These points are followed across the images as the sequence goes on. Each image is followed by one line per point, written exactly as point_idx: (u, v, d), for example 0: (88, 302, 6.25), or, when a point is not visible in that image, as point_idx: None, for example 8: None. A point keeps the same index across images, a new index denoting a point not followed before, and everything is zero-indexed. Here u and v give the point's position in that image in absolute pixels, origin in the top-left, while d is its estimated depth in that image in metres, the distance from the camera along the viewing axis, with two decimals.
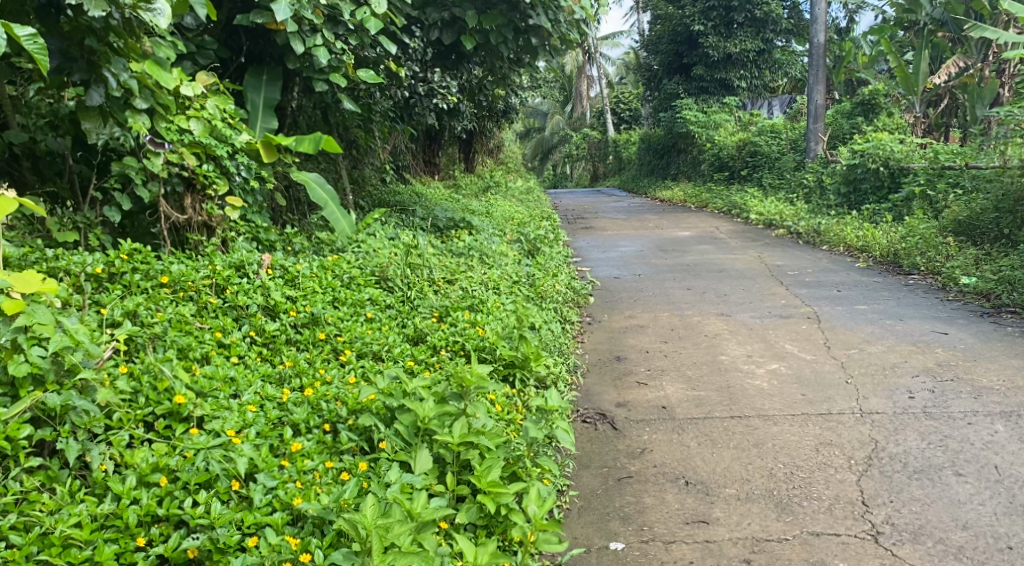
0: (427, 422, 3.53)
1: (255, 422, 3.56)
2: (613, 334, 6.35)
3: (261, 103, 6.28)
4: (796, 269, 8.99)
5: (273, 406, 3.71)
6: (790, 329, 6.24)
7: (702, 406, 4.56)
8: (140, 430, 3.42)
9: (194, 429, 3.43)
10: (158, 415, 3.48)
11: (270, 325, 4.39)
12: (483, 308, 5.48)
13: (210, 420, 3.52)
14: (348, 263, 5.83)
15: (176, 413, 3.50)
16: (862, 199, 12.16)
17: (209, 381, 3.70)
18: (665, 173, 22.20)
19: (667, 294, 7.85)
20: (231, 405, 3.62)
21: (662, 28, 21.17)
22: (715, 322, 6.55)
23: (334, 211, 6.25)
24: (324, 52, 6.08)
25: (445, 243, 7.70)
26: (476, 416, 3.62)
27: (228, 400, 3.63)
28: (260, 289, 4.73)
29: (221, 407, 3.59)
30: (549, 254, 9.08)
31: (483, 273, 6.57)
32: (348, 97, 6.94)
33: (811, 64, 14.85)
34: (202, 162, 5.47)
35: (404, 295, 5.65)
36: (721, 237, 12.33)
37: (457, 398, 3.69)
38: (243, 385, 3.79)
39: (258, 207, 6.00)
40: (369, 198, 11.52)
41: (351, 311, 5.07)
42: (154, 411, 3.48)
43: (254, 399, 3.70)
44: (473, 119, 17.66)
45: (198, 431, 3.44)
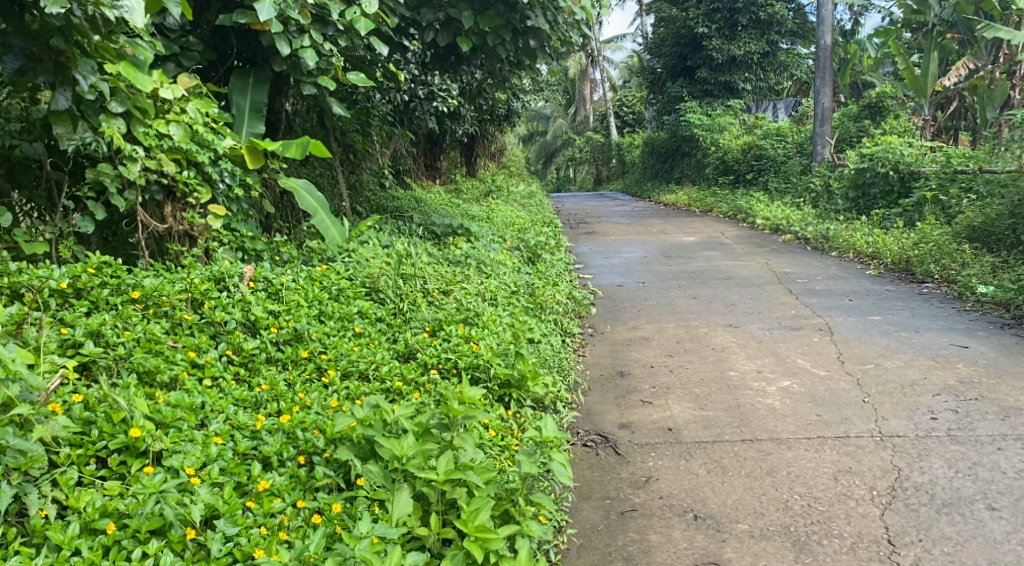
0: (407, 462, 3.22)
1: (219, 457, 3.29)
2: (616, 347, 6.07)
3: (247, 107, 6.01)
4: (805, 277, 8.71)
5: (243, 437, 3.44)
6: (802, 342, 5.95)
7: (711, 428, 4.28)
8: (92, 466, 3.15)
9: (150, 467, 3.16)
10: (112, 450, 3.21)
11: (248, 343, 4.12)
12: (478, 322, 5.19)
13: (170, 454, 3.25)
14: (339, 273, 5.56)
15: (132, 448, 3.22)
16: (871, 204, 11.87)
17: (172, 410, 3.41)
18: (669, 177, 21.91)
19: (671, 303, 7.56)
20: (196, 437, 3.35)
21: (665, 31, 20.90)
22: (723, 335, 6.27)
23: (323, 219, 6.04)
24: (311, 53, 5.83)
25: (442, 250, 7.43)
26: (463, 450, 3.34)
27: (192, 431, 3.37)
28: (240, 302, 4.46)
29: (184, 440, 3.32)
30: (550, 262, 8.81)
31: (480, 283, 6.29)
32: (338, 101, 6.68)
33: (818, 66, 14.56)
34: (182, 169, 5.21)
35: (396, 307, 5.37)
36: (727, 242, 12.05)
37: (443, 429, 3.40)
38: (212, 413, 3.52)
39: (243, 216, 5.73)
40: (367, 204, 11.26)
41: (338, 326, 4.80)
42: (108, 445, 3.20)
43: (223, 429, 3.43)
44: (474, 122, 17.41)
45: (154, 469, 3.17)
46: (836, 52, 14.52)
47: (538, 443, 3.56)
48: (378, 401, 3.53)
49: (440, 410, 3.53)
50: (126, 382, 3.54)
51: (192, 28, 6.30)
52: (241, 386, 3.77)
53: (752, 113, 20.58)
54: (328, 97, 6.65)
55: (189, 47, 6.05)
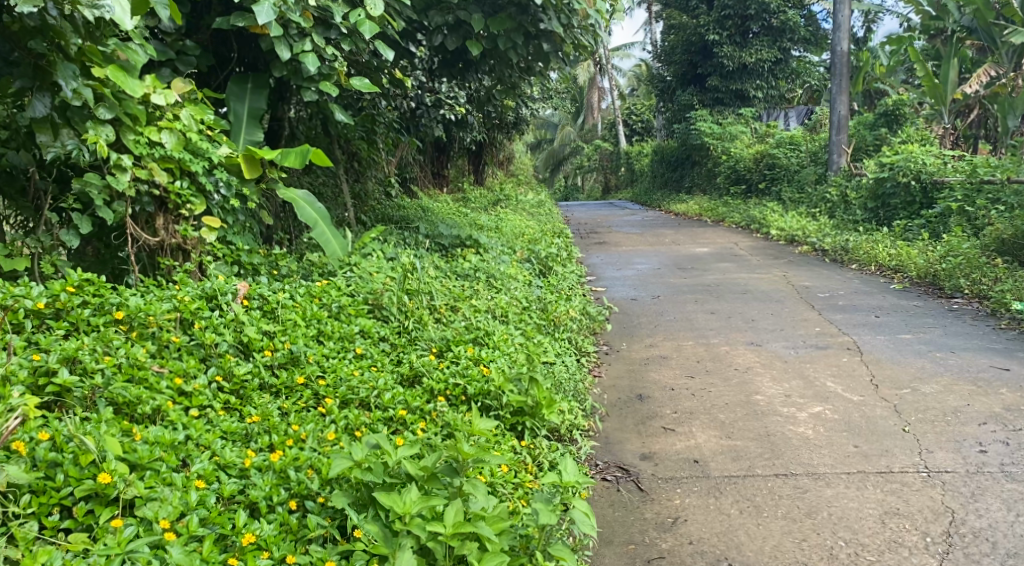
0: (409, 520, 2.90)
1: (199, 505, 3.00)
2: (633, 367, 5.74)
3: (245, 114, 5.72)
4: (827, 291, 8.39)
5: (229, 477, 3.15)
6: (831, 363, 5.62)
7: (741, 461, 3.96)
8: (56, 517, 2.86)
9: (119, 520, 2.87)
10: (79, 498, 2.92)
11: (240, 368, 3.84)
12: (489, 342, 4.86)
13: (144, 502, 2.95)
14: (340, 289, 5.28)
15: (102, 495, 2.93)
16: (891, 215, 11.54)
17: (150, 450, 3.12)
18: (679, 186, 21.58)
19: (689, 319, 7.24)
20: (175, 480, 3.06)
21: (675, 39, 20.59)
22: (746, 354, 5.94)
23: (325, 231, 5.73)
24: (313, 58, 5.51)
25: (449, 263, 7.13)
26: (472, 498, 3.04)
27: (171, 473, 3.07)
28: (233, 322, 4.18)
29: (162, 483, 3.04)
30: (561, 275, 8.50)
31: (490, 298, 5.99)
32: (342, 108, 6.36)
33: (834, 73, 14.24)
34: (176, 179, 4.92)
35: (401, 325, 5.09)
36: (742, 253, 11.73)
37: (450, 474, 3.09)
38: (195, 450, 3.23)
39: (240, 228, 5.43)
40: (372, 214, 10.96)
41: (338, 347, 4.51)
42: (74, 492, 2.92)
43: (206, 470, 3.14)
44: (483, 129, 17.12)
45: (124, 521, 2.88)
46: (852, 59, 14.20)
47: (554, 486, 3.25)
48: (378, 439, 3.23)
49: (446, 451, 3.23)
50: (103, 415, 3.25)
51: (189, 32, 6.03)
52: (231, 417, 3.48)
53: (764, 121, 20.26)
54: (331, 103, 6.33)
55: (186, 51, 5.77)
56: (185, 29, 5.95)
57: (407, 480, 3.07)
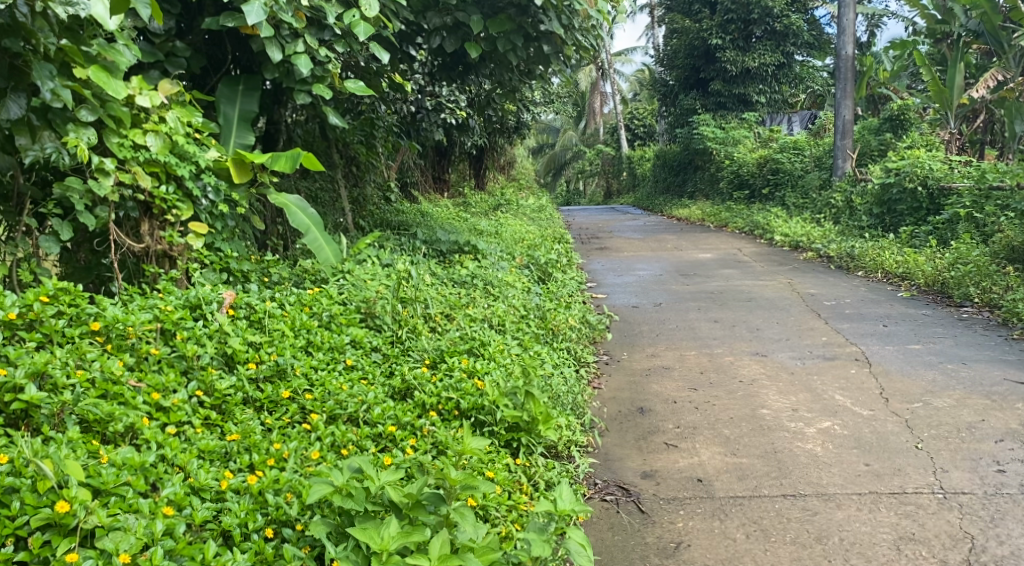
0: (390, 554, 2.74)
1: (166, 535, 2.83)
2: (634, 378, 5.57)
3: (235, 117, 5.53)
4: (833, 299, 8.23)
5: (202, 502, 3.00)
6: (839, 375, 5.45)
7: (747, 480, 3.80)
8: (11, 548, 2.69)
9: (77, 553, 2.69)
10: (35, 527, 2.75)
11: (222, 383, 3.68)
12: (484, 353, 4.68)
13: (105, 533, 2.78)
14: (332, 296, 5.12)
15: (61, 524, 2.76)
16: (898, 221, 11.36)
17: (117, 474, 2.95)
18: (681, 191, 21.40)
19: (692, 328, 7.06)
20: (141, 506, 2.88)
21: (677, 43, 20.44)
22: (751, 366, 5.77)
23: (317, 237, 5.53)
24: (305, 60, 5.39)
25: (447, 269, 6.97)
26: (460, 526, 2.89)
27: (138, 498, 2.90)
28: (218, 333, 4.04)
29: (129, 509, 2.87)
30: (561, 281, 8.34)
31: (487, 306, 5.82)
32: (335, 111, 6.19)
33: (839, 77, 14.07)
34: (161, 184, 4.76)
35: (393, 335, 4.93)
36: (745, 259, 11.57)
37: (437, 502, 2.94)
38: (167, 473, 3.07)
39: (229, 233, 5.27)
40: (370, 218, 10.80)
41: (328, 358, 4.34)
42: (31, 521, 2.74)
43: (177, 494, 2.97)
44: (483, 134, 16.96)
45: (83, 553, 2.71)
46: (857, 63, 14.03)
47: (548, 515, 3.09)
48: (361, 463, 3.07)
49: (432, 476, 3.08)
50: (71, 436, 3.09)
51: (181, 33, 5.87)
52: (209, 435, 3.32)
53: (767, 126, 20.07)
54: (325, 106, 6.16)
55: (176, 53, 5.62)
56: (176, 30, 5.80)
57: (390, 508, 2.93)
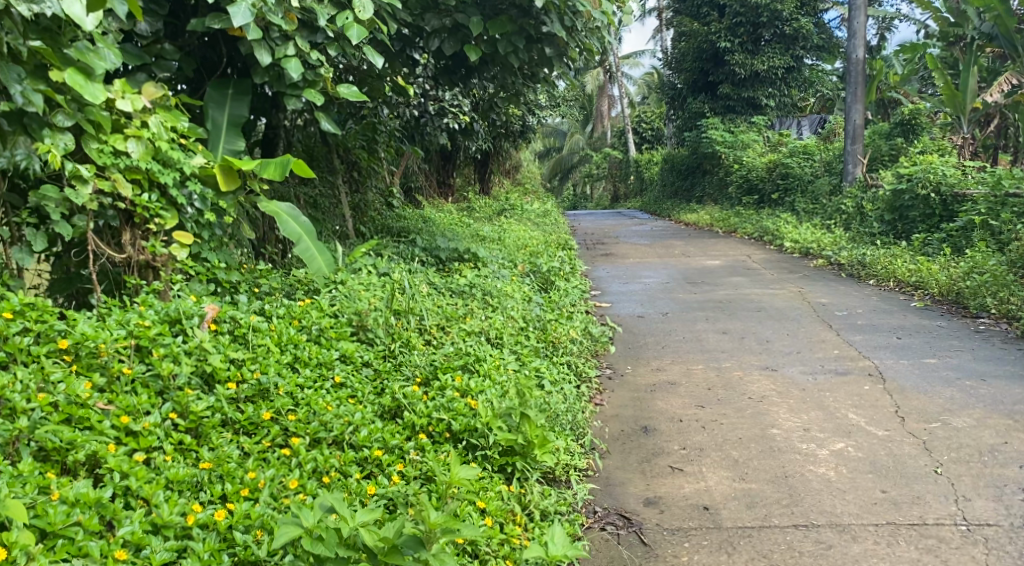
0: None
1: None
2: (637, 395, 5.37)
3: (224, 122, 5.30)
4: (845, 310, 8.01)
5: (163, 542, 2.89)
6: (853, 392, 5.22)
7: (756, 508, 3.60)
8: None
9: None
10: None
11: (198, 404, 3.48)
12: (480, 370, 4.47)
13: None
14: (323, 307, 4.92)
15: None
16: (910, 228, 11.12)
17: (68, 513, 2.83)
18: (690, 196, 21.17)
19: (699, 340, 6.85)
20: (93, 550, 2.78)
21: (686, 46, 20.21)
22: (760, 382, 5.55)
23: (309, 246, 5.31)
24: (296, 64, 5.20)
25: (446, 278, 6.78)
26: None
27: (89, 541, 2.80)
28: (197, 349, 3.80)
29: (80, 553, 2.77)
30: (564, 290, 8.15)
31: (486, 318, 5.63)
32: (327, 117, 5.99)
33: (849, 81, 13.84)
34: (143, 191, 4.55)
35: (386, 349, 4.73)
36: (753, 266, 11.35)
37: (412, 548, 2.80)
38: (125, 509, 2.95)
39: (217, 242, 5.05)
40: (372, 225, 10.62)
41: (316, 374, 4.13)
42: None
43: (136, 533, 2.87)
44: (488, 138, 16.80)
45: None
46: (868, 66, 13.79)
47: (540, 558, 3.09)
48: (334, 504, 2.94)
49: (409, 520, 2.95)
50: (25, 468, 2.97)
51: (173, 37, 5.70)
52: (179, 464, 3.17)
53: (776, 130, 19.82)
54: (316, 112, 5.97)
55: (164, 56, 5.43)
56: (166, 33, 5.62)
57: (364, 553, 2.81)
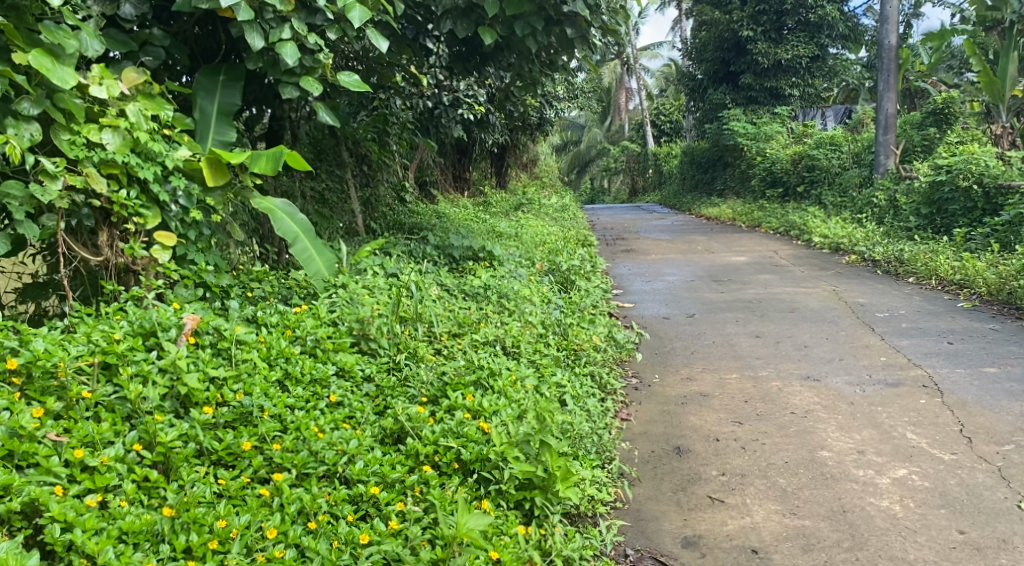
0: None
1: None
2: (668, 409, 4.90)
3: (214, 112, 4.82)
4: (886, 310, 7.53)
5: None
6: (908, 407, 4.73)
7: (815, 552, 3.25)
8: None
9: None
10: None
11: (167, 432, 3.03)
12: (494, 387, 3.98)
13: None
14: (322, 311, 4.48)
15: None
16: (950, 223, 10.57)
17: None
18: (710, 189, 20.63)
19: (731, 345, 6.36)
20: None
21: (706, 36, 19.64)
22: (804, 395, 5.06)
23: (307, 246, 4.88)
24: (291, 48, 4.72)
25: (459, 279, 6.33)
26: None
27: None
28: (171, 365, 3.30)
29: None
30: (584, 290, 7.67)
31: (502, 324, 5.19)
32: (326, 108, 5.49)
33: (881, 69, 13.26)
34: (121, 188, 4.07)
35: (389, 362, 4.27)
36: (782, 263, 10.84)
37: None
38: None
39: (206, 243, 4.61)
40: (383, 221, 10.18)
41: (309, 394, 3.66)
42: None
43: None
44: (505, 131, 16.32)
45: None
46: (901, 52, 13.21)
47: None
48: None
49: None
50: None
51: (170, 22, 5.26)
52: (137, 508, 2.78)
53: (800, 121, 19.24)
54: (313, 102, 5.47)
55: (151, 41, 4.96)
56: (158, 18, 5.17)
57: None
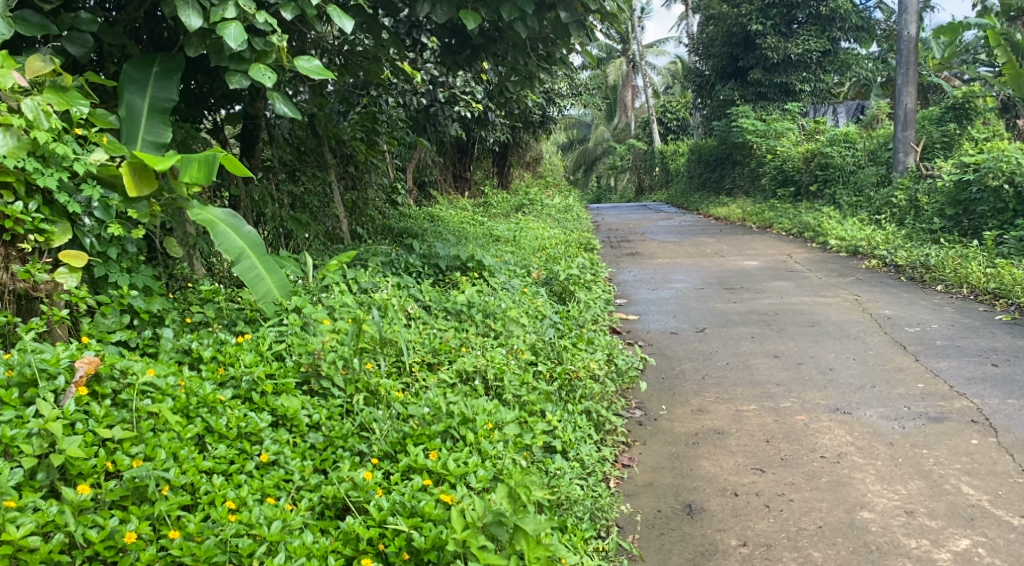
0: None
1: None
2: (677, 450, 4.24)
3: (144, 109, 4.11)
4: (917, 325, 6.84)
5: None
6: (959, 449, 4.04)
7: None
8: None
9: None
10: None
11: (22, 523, 2.61)
12: (465, 439, 3.32)
13: None
14: (264, 342, 3.79)
15: None
16: (979, 225, 9.85)
17: None
18: (719, 188, 19.92)
19: (747, 369, 5.66)
20: None
21: (714, 30, 18.92)
22: (834, 432, 4.37)
23: (255, 264, 4.14)
24: (235, 29, 3.88)
25: (442, 294, 5.66)
26: None
27: None
28: (47, 430, 2.85)
29: None
30: (583, 302, 7.00)
31: (483, 352, 4.52)
32: (287, 99, 4.60)
33: (900, 61, 12.49)
34: (18, 200, 3.43)
35: (343, 405, 3.56)
36: (797, 267, 10.14)
37: None
38: None
39: (131, 262, 3.94)
40: (370, 227, 9.51)
41: (234, 451, 3.07)
42: None
43: None
44: (505, 128, 15.66)
45: None
46: (920, 44, 12.47)
47: None
48: None
49: None
50: None
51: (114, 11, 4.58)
52: None
53: (811, 117, 18.46)
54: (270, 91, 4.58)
55: (78, 26, 4.25)
56: (106, 6, 4.58)
57: None
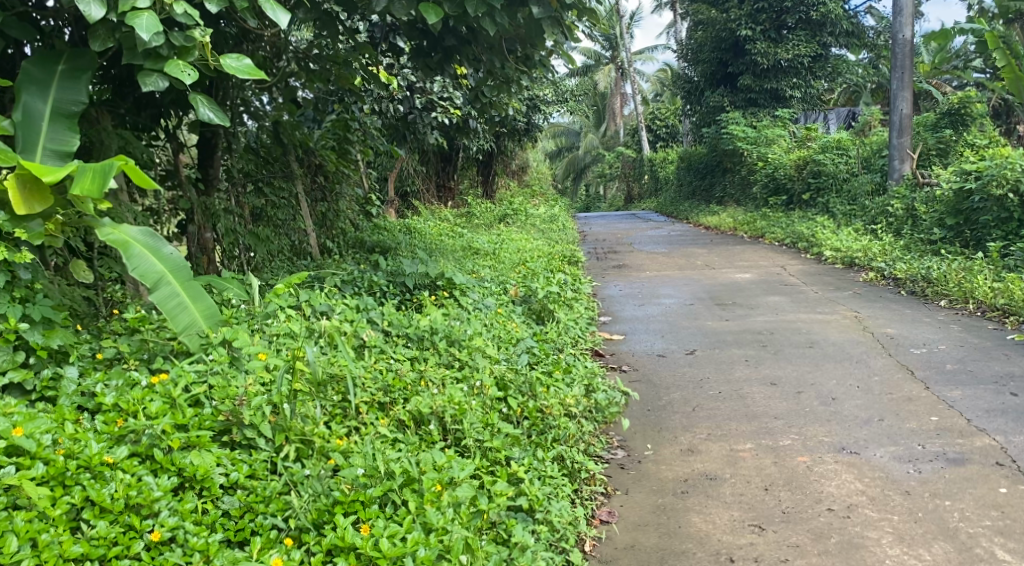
0: None
1: None
2: (662, 502, 3.72)
3: (46, 114, 3.75)
4: (922, 346, 6.35)
5: None
6: (985, 502, 3.56)
7: None
8: None
9: None
10: None
11: None
12: (407, 509, 2.85)
13: None
14: (178, 385, 3.23)
15: None
16: (982, 236, 9.37)
17: None
18: (709, 196, 19.44)
19: (741, 399, 5.14)
20: None
21: (702, 36, 18.49)
22: (843, 476, 3.86)
23: (179, 294, 3.63)
24: (147, 19, 3.34)
25: (403, 317, 5.14)
26: None
27: None
28: None
29: None
30: (562, 323, 6.50)
31: (441, 388, 4.00)
32: (213, 103, 4.08)
33: (895, 64, 12.02)
34: None
35: (268, 461, 3.03)
36: (791, 280, 9.66)
37: None
38: None
39: (25, 291, 3.42)
40: (341, 240, 8.97)
41: (116, 529, 2.65)
42: None
43: None
44: (488, 136, 15.17)
45: None
46: (915, 47, 12.03)
47: None
48: None
49: None
50: None
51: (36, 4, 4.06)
52: None
53: (802, 123, 18.02)
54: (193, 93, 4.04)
55: None
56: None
57: None
